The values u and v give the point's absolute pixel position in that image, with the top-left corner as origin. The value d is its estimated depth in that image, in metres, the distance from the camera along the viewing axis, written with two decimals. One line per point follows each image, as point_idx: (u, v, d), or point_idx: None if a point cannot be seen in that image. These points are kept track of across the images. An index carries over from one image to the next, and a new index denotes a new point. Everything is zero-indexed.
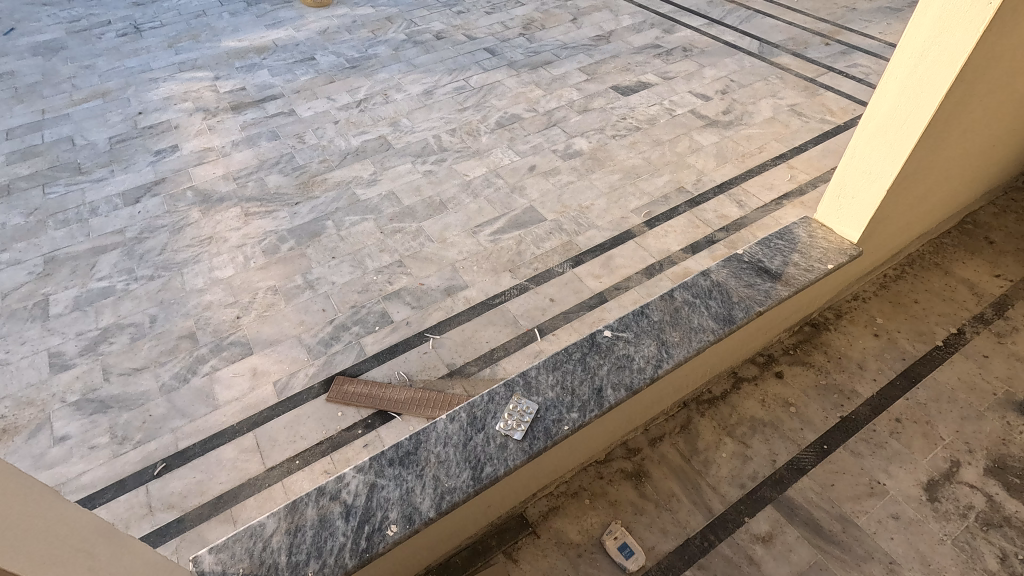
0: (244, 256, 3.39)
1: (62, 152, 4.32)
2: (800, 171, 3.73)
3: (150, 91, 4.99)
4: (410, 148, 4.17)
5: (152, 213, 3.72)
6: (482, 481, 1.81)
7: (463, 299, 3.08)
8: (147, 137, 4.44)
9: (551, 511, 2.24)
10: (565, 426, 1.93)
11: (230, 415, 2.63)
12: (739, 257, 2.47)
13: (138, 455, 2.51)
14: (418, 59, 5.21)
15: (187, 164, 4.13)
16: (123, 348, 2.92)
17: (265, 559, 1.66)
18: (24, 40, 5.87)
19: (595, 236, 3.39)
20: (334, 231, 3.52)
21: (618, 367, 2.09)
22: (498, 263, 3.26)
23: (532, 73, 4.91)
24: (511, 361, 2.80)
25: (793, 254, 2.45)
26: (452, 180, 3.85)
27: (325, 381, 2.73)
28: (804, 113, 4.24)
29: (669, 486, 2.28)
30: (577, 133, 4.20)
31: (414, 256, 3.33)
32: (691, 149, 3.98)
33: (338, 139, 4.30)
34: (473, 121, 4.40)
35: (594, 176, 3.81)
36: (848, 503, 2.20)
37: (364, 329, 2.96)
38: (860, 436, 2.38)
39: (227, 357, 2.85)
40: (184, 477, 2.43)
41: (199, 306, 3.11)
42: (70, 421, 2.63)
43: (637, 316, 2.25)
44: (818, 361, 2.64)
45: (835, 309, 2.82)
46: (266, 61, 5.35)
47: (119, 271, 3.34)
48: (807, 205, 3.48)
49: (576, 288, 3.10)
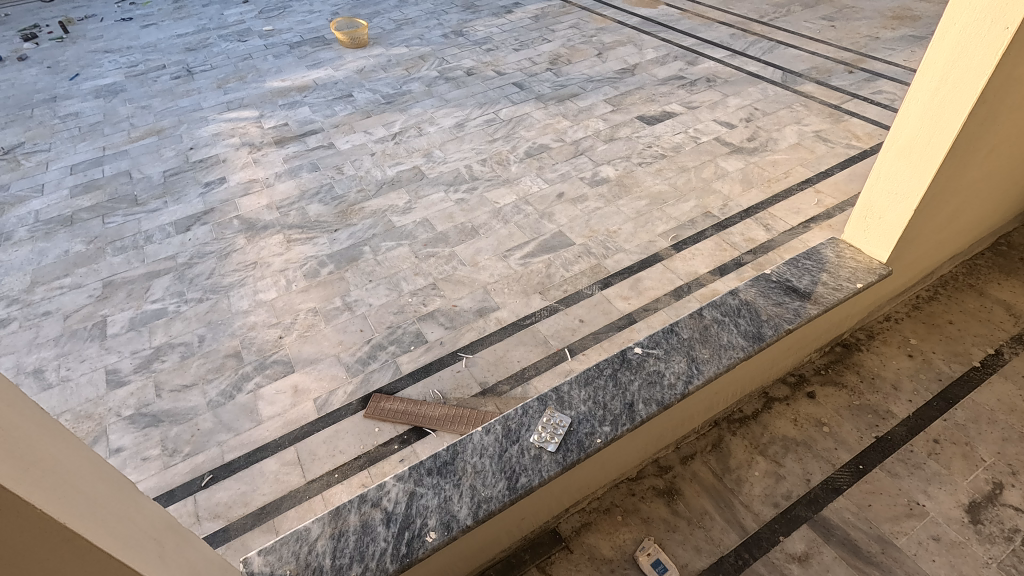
0: (286, 280, 3.57)
1: (121, 185, 4.63)
2: (827, 195, 3.76)
3: (200, 128, 5.34)
4: (442, 177, 4.36)
5: (202, 241, 3.96)
6: (518, 491, 1.86)
7: (495, 320, 3.17)
8: (198, 170, 4.74)
9: (583, 527, 2.26)
10: (597, 439, 1.98)
11: (273, 430, 2.73)
12: (767, 277, 2.52)
13: (187, 466, 2.61)
14: (450, 95, 5.46)
15: (233, 195, 4.39)
16: (174, 365, 3.09)
17: (311, 561, 1.73)
18: (88, 84, 6.37)
19: (623, 259, 3.47)
20: (371, 256, 3.68)
21: (649, 383, 2.14)
22: (529, 286, 3.35)
23: (559, 105, 5.09)
24: (542, 379, 2.85)
25: (820, 274, 2.49)
26: (483, 208, 4.00)
27: (363, 398, 2.82)
28: (829, 139, 4.29)
29: (702, 504, 2.29)
30: (604, 161, 4.32)
31: (448, 278, 3.45)
32: (717, 175, 4.06)
33: (374, 170, 4.52)
34: (503, 152, 4.58)
35: (622, 203, 3.91)
36: (886, 524, 2.17)
37: (401, 348, 3.06)
38: (897, 457, 2.36)
39: (271, 375, 2.98)
40: (229, 488, 2.51)
41: (245, 327, 3.27)
42: (124, 434, 2.76)
43: (667, 334, 2.31)
44: (850, 381, 2.64)
45: (867, 330, 2.83)
46: (307, 98, 5.68)
47: (171, 294, 3.55)
48: (835, 227, 3.49)
49: (605, 309, 3.17)
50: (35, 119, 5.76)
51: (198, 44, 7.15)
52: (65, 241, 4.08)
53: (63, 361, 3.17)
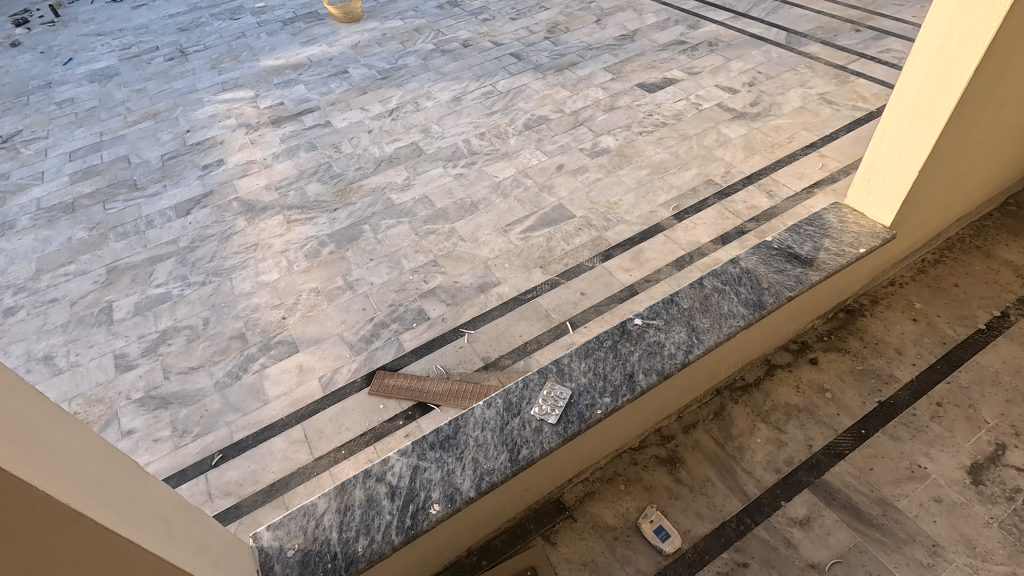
0: (287, 261, 3.58)
1: (120, 170, 4.63)
2: (832, 159, 3.69)
3: (196, 110, 5.29)
4: (441, 153, 4.31)
5: (203, 224, 3.96)
6: (520, 462, 1.88)
7: (496, 295, 3.16)
8: (196, 153, 4.72)
9: (587, 496, 2.29)
10: (598, 410, 1.99)
11: (280, 409, 2.76)
12: (769, 244, 2.49)
13: (197, 447, 2.66)
14: (446, 68, 5.37)
15: (232, 177, 4.38)
16: (181, 349, 3.12)
17: (319, 535, 1.77)
18: (82, 69, 6.31)
19: (624, 230, 3.44)
20: (371, 234, 3.68)
21: (649, 353, 2.14)
22: (530, 260, 3.34)
23: (558, 75, 5.00)
24: (544, 353, 2.86)
25: (822, 240, 2.46)
26: (483, 182, 3.96)
27: (367, 376, 2.85)
28: (834, 101, 4.19)
29: (704, 471, 2.30)
30: (604, 131, 4.25)
31: (448, 255, 3.44)
32: (719, 142, 3.98)
33: (372, 147, 4.48)
34: (501, 125, 4.51)
35: (622, 173, 3.86)
36: (888, 487, 2.18)
37: (403, 325, 3.07)
38: (900, 421, 2.36)
39: (276, 355, 3.01)
40: (239, 467, 2.56)
41: (248, 309, 3.29)
42: (135, 417, 2.81)
43: (667, 304, 2.29)
44: (853, 347, 2.63)
45: (871, 296, 2.81)
46: (302, 76, 5.61)
47: (175, 278, 3.57)
48: (839, 192, 3.44)
49: (606, 281, 3.15)
50: (32, 106, 5.73)
51: (190, 23, 7.04)
52: (68, 228, 4.10)
53: (72, 347, 3.21)
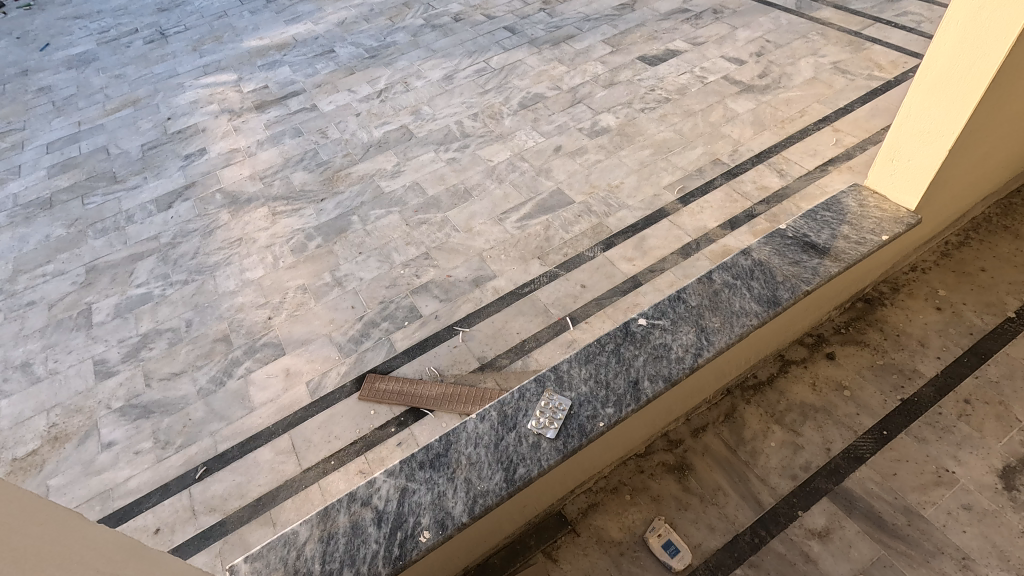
0: (273, 256, 3.41)
1: (99, 162, 4.43)
2: (846, 133, 3.46)
3: (177, 96, 5.06)
4: (432, 136, 4.10)
5: (184, 218, 3.78)
6: (516, 482, 1.74)
7: (492, 290, 2.99)
8: (177, 142, 4.51)
9: (590, 508, 2.15)
10: (600, 422, 1.84)
11: (266, 416, 2.63)
12: (782, 233, 2.30)
13: (180, 459, 2.54)
14: (437, 44, 5.10)
15: (215, 167, 4.18)
16: (163, 353, 2.97)
17: (300, 567, 1.64)
18: (59, 54, 6.05)
19: (627, 216, 3.25)
20: (360, 225, 3.50)
21: (655, 358, 1.97)
22: (527, 251, 3.16)
23: (554, 49, 4.73)
24: (543, 352, 2.70)
25: (841, 226, 2.27)
26: (476, 167, 3.76)
27: (357, 379, 2.70)
28: (849, 70, 3.93)
29: (715, 479, 2.16)
30: (603, 109, 4.02)
31: (440, 247, 3.26)
32: (726, 118, 3.75)
33: (360, 132, 4.26)
34: (495, 104, 4.28)
35: (624, 153, 3.64)
36: (913, 494, 2.03)
37: (394, 324, 2.91)
38: (924, 421, 2.20)
39: (261, 359, 2.86)
40: (224, 480, 2.44)
41: (233, 309, 3.14)
42: (115, 427, 2.68)
43: (673, 302, 2.12)
44: (873, 340, 2.46)
45: (891, 283, 2.62)
46: (287, 57, 5.35)
47: (156, 276, 3.41)
48: (855, 170, 3.22)
49: (608, 273, 2.97)
50: (8, 96, 5.50)
51: (170, 3, 6.74)
52: (46, 225, 3.93)
53: (50, 353, 3.07)
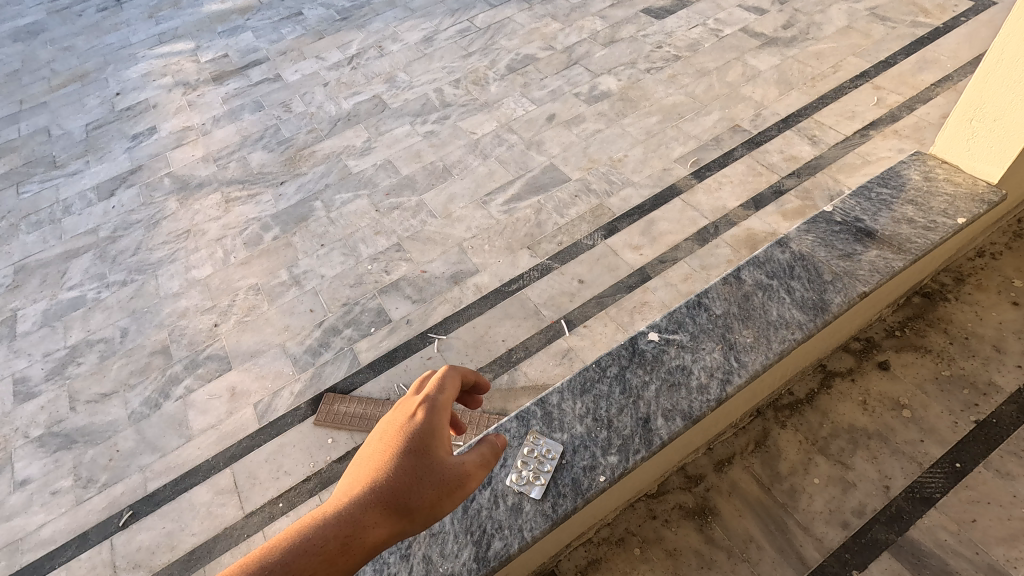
0: (223, 250, 2.96)
1: (38, 145, 3.96)
2: (890, 91, 2.94)
3: (129, 69, 4.55)
4: (408, 107, 3.59)
5: (127, 207, 3.32)
6: (490, 562, 1.32)
7: (473, 288, 2.54)
8: (125, 120, 4.02)
9: (590, 565, 1.75)
10: (600, 476, 1.41)
11: (205, 447, 2.23)
12: (828, 216, 1.82)
13: (103, 501, 2.14)
14: (416, 2, 4.53)
15: (165, 147, 3.70)
16: (92, 369, 2.56)
17: None
18: (5, 26, 5.51)
19: (631, 196, 2.77)
20: (323, 212, 3.03)
21: (670, 386, 1.53)
22: (514, 239, 2.69)
23: (547, 3, 4.17)
24: (533, 364, 2.27)
25: (902, 207, 1.80)
26: (457, 141, 3.27)
27: (313, 400, 2.29)
28: (889, 16, 3.37)
29: (745, 528, 1.74)
30: (603, 70, 3.49)
31: (414, 236, 2.80)
32: (746, 76, 3.22)
33: (327, 104, 3.76)
34: (479, 68, 3.75)
35: (627, 121, 3.14)
36: (998, 548, 1.61)
37: (358, 331, 2.48)
38: (1007, 450, 1.76)
39: (203, 375, 2.44)
40: (153, 528, 2.05)
41: (174, 314, 2.70)
42: (31, 461, 2.28)
43: (692, 310, 1.66)
44: (936, 344, 2.00)
45: (955, 272, 2.15)
46: (250, 21, 4.80)
47: (91, 277, 2.97)
48: (902, 134, 2.72)
49: (610, 264, 2.51)
50: None
51: None
52: None
53: None
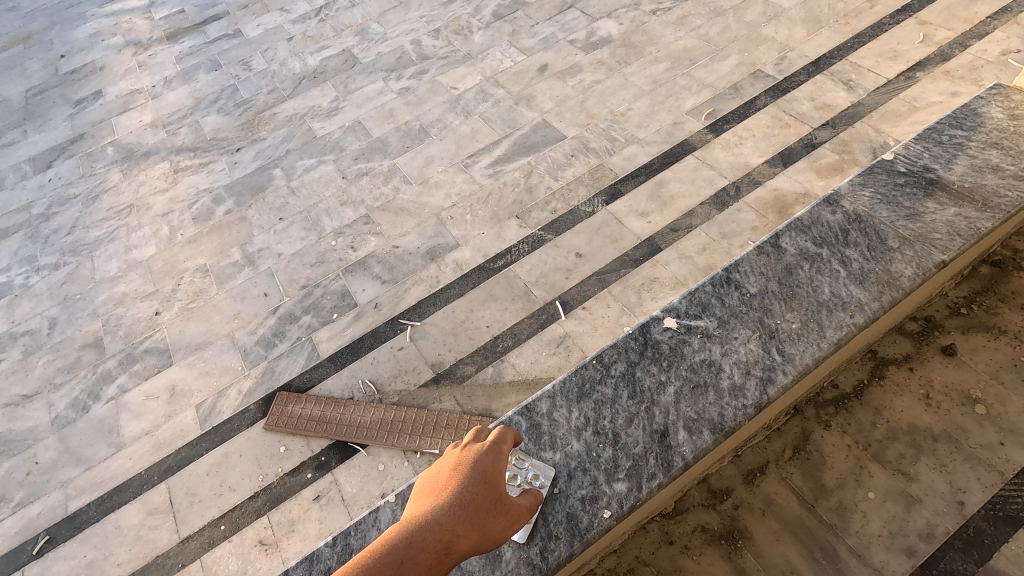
0: (169, 227, 2.58)
1: None
2: (937, 26, 2.52)
3: (76, 29, 4.10)
4: (381, 61, 3.17)
5: (65, 181, 2.94)
6: None
7: (453, 265, 2.18)
8: (69, 84, 3.60)
9: None
10: (605, 512, 1.05)
11: (137, 458, 1.89)
12: (888, 166, 1.44)
13: (17, 524, 1.81)
14: None
15: (110, 113, 3.29)
16: (14, 367, 2.21)
17: None
18: None
19: (637, 154, 2.38)
20: (283, 181, 2.65)
21: (695, 386, 1.17)
22: (501, 208, 2.31)
23: None
24: (523, 353, 1.92)
25: (984, 151, 1.41)
26: (436, 98, 2.86)
27: (265, 400, 1.95)
28: None
29: (780, 563, 1.30)
30: (602, 14, 3.06)
31: (385, 207, 2.42)
32: (768, 15, 2.79)
33: (291, 60, 3.33)
34: (462, 16, 3.31)
35: (630, 70, 2.72)
36: None
37: (319, 318, 2.12)
38: None
39: (139, 372, 2.09)
40: (73, 557, 1.73)
41: (110, 301, 2.34)
42: None
43: (721, 287, 1.30)
44: (1015, 322, 1.54)
45: None
46: None
47: (19, 260, 2.60)
48: (955, 76, 2.32)
49: (613, 234, 2.14)
50: None
51: None
52: None
53: None
